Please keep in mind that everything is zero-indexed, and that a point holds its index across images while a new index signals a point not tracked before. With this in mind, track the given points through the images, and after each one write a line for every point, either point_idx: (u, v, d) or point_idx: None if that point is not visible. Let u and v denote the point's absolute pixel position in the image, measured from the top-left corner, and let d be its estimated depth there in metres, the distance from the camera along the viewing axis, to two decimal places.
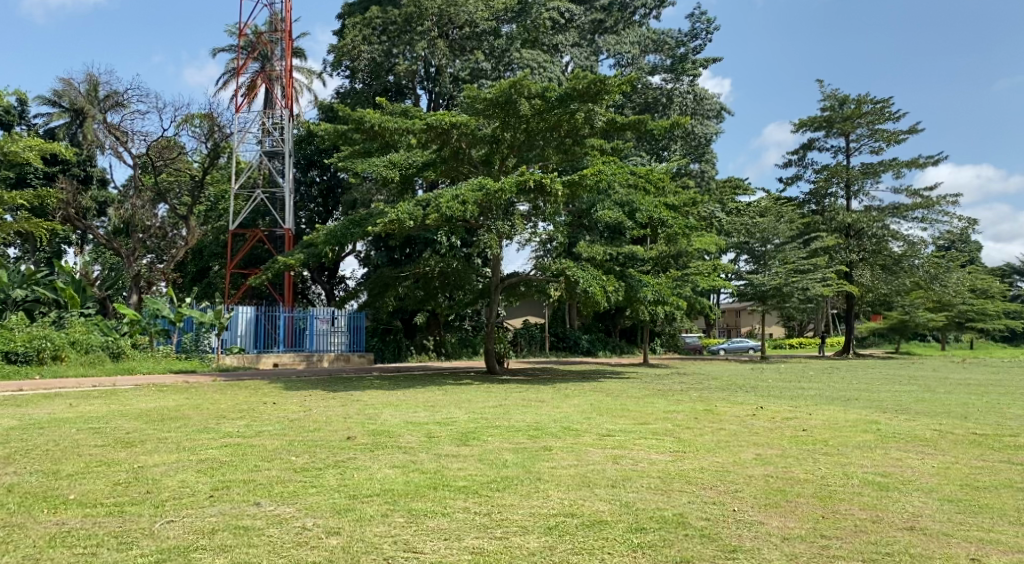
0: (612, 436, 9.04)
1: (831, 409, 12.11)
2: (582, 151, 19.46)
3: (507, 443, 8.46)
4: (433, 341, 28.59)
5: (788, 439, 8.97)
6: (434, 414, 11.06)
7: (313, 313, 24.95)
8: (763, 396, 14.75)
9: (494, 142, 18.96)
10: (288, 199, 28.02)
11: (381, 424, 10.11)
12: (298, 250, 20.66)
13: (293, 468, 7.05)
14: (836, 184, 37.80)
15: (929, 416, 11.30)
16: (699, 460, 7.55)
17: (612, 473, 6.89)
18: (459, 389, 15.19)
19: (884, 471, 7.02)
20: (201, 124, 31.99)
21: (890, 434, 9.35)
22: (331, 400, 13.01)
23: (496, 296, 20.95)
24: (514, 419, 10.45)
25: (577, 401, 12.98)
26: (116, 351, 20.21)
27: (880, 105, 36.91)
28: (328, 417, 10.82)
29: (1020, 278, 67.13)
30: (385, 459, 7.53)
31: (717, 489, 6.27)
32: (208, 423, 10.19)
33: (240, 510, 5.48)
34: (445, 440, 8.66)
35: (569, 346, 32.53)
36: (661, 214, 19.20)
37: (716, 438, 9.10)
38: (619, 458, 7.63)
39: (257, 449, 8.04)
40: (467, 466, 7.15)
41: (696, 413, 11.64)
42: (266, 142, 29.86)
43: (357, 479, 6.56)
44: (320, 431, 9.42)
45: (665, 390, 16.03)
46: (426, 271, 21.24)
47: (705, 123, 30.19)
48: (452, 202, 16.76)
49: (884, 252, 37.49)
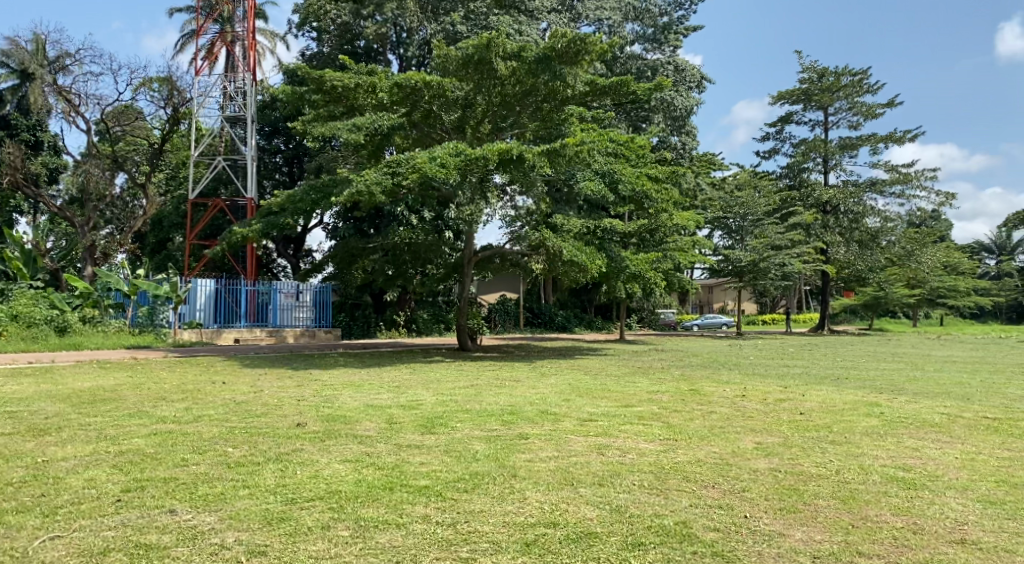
0: (594, 421, 8.12)
1: (824, 389, 11.37)
2: (560, 118, 18.40)
3: (478, 430, 7.52)
4: (403, 317, 27.49)
5: (788, 424, 8.15)
6: (398, 396, 10.08)
7: (277, 287, 23.78)
8: (749, 374, 14.05)
9: (467, 107, 17.83)
10: (251, 168, 26.75)
11: (337, 407, 9.13)
12: (258, 217, 19.37)
13: (226, 462, 6.05)
14: (813, 158, 37.13)
15: (930, 397, 10.58)
16: (694, 451, 6.68)
17: (598, 468, 5.99)
18: (428, 368, 14.26)
19: (904, 464, 6.21)
20: (160, 88, 30.43)
21: (897, 418, 8.59)
22: (287, 379, 12.01)
23: (469, 270, 19.88)
24: (486, 401, 9.53)
25: (554, 380, 12.07)
26: (63, 325, 18.95)
27: (858, 77, 36.26)
28: (280, 400, 9.81)
29: (988, 255, 67.61)
30: (335, 451, 6.55)
31: (722, 486, 5.43)
32: (143, 406, 9.14)
33: (149, 520, 4.50)
34: (408, 427, 7.71)
35: (544, 322, 31.75)
36: (642, 184, 18.22)
37: (709, 423, 8.24)
38: (604, 448, 6.74)
39: (190, 439, 7.00)
40: (430, 460, 6.19)
41: (682, 393, 10.84)
42: (228, 107, 28.46)
43: (300, 478, 5.59)
44: (267, 416, 8.40)
45: (646, 368, 15.26)
46: (395, 244, 20.08)
47: (685, 93, 29.19)
48: (430, 164, 15.46)
49: (860, 228, 37.02)
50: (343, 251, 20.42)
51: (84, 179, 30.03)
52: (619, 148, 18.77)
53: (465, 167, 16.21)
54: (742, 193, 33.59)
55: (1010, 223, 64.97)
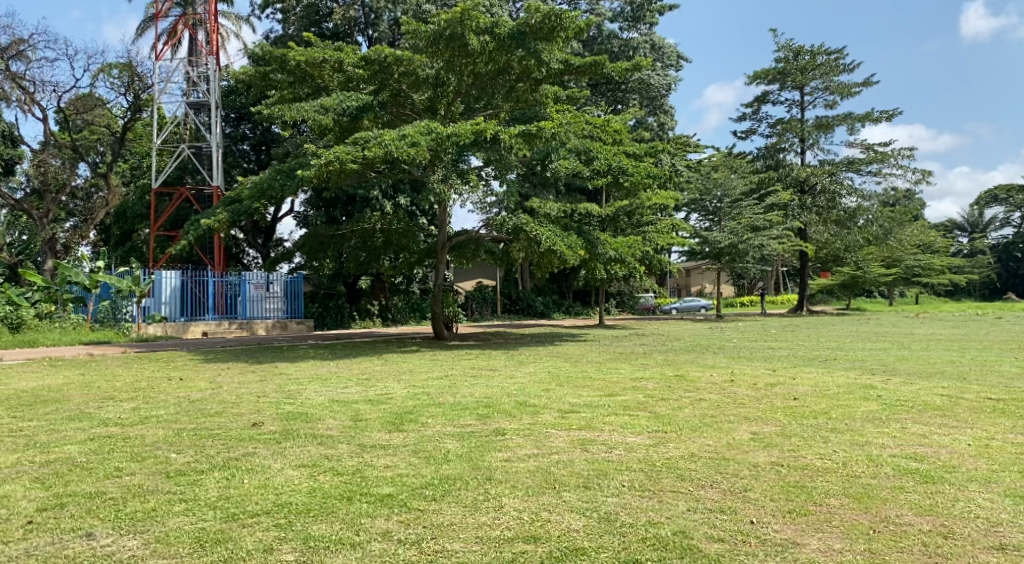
0: (576, 413, 7.53)
1: (815, 372, 10.88)
2: (535, 99, 17.68)
3: (450, 427, 6.90)
4: (377, 306, 26.76)
5: (783, 411, 7.61)
6: (367, 390, 9.44)
7: (245, 278, 22.90)
8: (734, 358, 13.58)
9: (437, 86, 17.16)
10: (216, 155, 25.81)
11: (301, 405, 8.46)
12: (220, 203, 18.48)
13: (165, 471, 5.40)
14: (789, 139, 36.80)
15: (925, 378, 10.12)
16: (685, 444, 6.14)
17: (584, 467, 5.41)
18: (401, 358, 13.63)
19: (914, 453, 5.69)
20: (120, 75, 29.30)
21: (896, 401, 8.10)
22: (250, 374, 11.31)
23: (443, 257, 19.18)
24: (461, 393, 8.90)
25: (533, 369, 11.48)
26: (17, 322, 18.01)
27: (835, 56, 35.89)
28: (239, 397, 9.13)
29: (961, 234, 68.26)
30: (291, 455, 5.90)
31: (721, 486, 4.87)
32: (87, 407, 8.43)
33: (55, 551, 3.86)
34: (373, 424, 7.08)
35: (522, 309, 31.27)
36: (620, 163, 17.56)
37: (698, 412, 7.67)
38: (589, 443, 6.16)
39: (130, 444, 6.33)
40: (394, 463, 5.55)
41: (667, 379, 10.31)
42: (191, 93, 27.40)
43: (248, 488, 4.97)
44: (221, 416, 7.73)
45: (628, 353, 14.76)
46: (365, 229, 19.29)
47: (661, 72, 28.65)
48: (400, 144, 14.62)
49: (837, 208, 36.54)
50: (311, 237, 19.50)
51: (42, 169, 28.86)
52: (596, 129, 18.09)
53: (437, 147, 15.44)
54: (720, 175, 33.22)
55: (982, 200, 65.39)
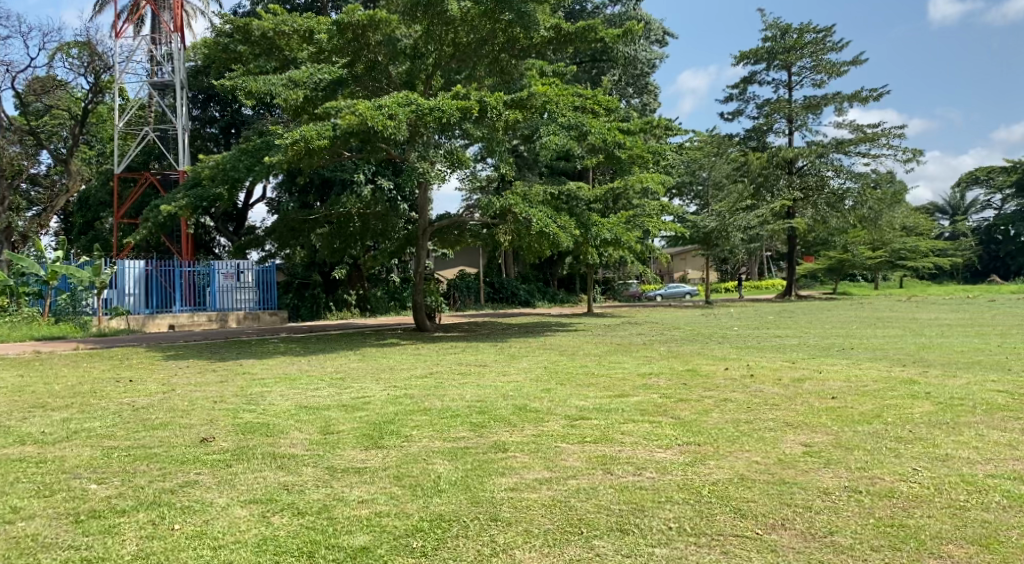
0: (587, 420, 6.41)
1: (840, 365, 9.82)
2: (519, 73, 16.31)
3: (438, 442, 5.73)
4: (355, 296, 25.46)
5: (828, 415, 6.52)
6: (341, 392, 8.24)
7: (215, 267, 21.42)
8: (739, 348, 12.55)
9: (416, 58, 15.71)
10: (183, 139, 24.32)
11: (263, 412, 7.25)
12: (182, 188, 17.01)
13: (73, 513, 4.19)
14: (778, 120, 35.81)
15: (968, 370, 9.09)
16: (729, 462, 5.04)
17: (612, 498, 4.29)
18: (379, 353, 12.41)
19: (1017, 471, 4.61)
20: (80, 55, 27.58)
21: (954, 400, 7.03)
22: (209, 375, 10.03)
23: (424, 242, 17.81)
24: (449, 396, 7.73)
25: (527, 364, 10.33)
26: None
27: (823, 34, 34.94)
28: (192, 403, 7.89)
29: (941, 216, 68.06)
30: (241, 485, 4.72)
31: (794, 525, 3.81)
32: (9, 418, 7.18)
33: None
34: (346, 440, 5.87)
35: (506, 297, 30.06)
36: (616, 140, 16.22)
37: (730, 418, 6.53)
38: (611, 463, 5.01)
39: (42, 471, 5.11)
40: (372, 496, 4.40)
41: (679, 375, 9.19)
42: (156, 74, 25.72)
43: (180, 539, 3.81)
44: (166, 429, 6.51)
45: (626, 344, 13.64)
46: (340, 214, 17.92)
47: (646, 48, 27.51)
48: (376, 116, 13.23)
49: (825, 190, 35.61)
50: (282, 223, 18.15)
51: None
52: (587, 104, 16.76)
53: (417, 122, 14.08)
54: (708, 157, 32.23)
55: (963, 183, 65.06)
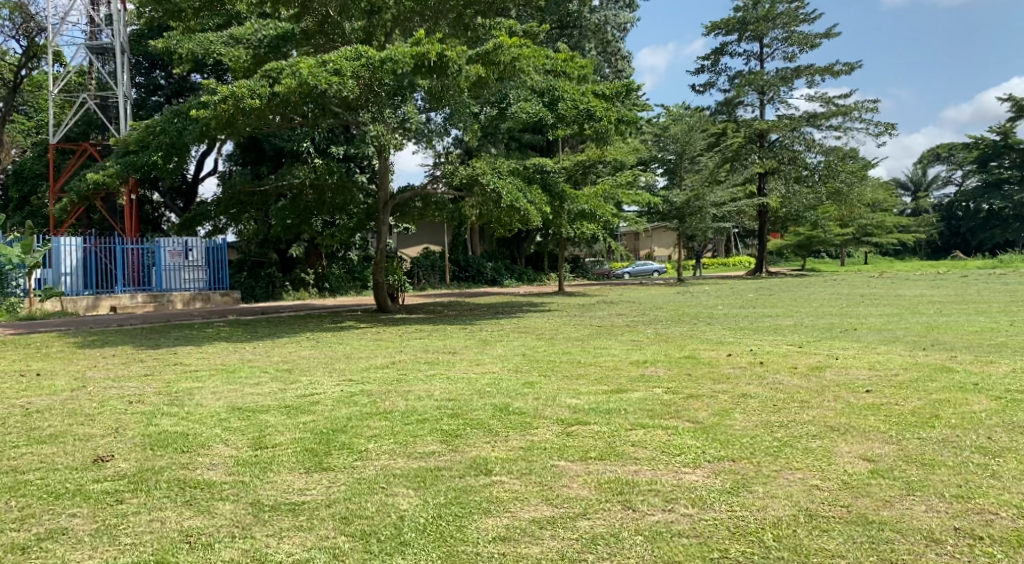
0: (586, 426, 5.18)
1: (852, 349, 8.75)
2: (486, 31, 14.79)
3: (402, 461, 4.45)
4: (313, 276, 23.92)
5: (874, 415, 5.39)
6: (285, 389, 6.89)
7: (161, 244, 19.70)
8: (734, 329, 11.46)
9: (373, 12, 14.09)
10: (125, 107, 22.26)
11: (185, 418, 5.87)
12: (113, 157, 15.29)
13: None
14: (749, 93, 34.78)
15: (996, 353, 8.12)
16: (782, 487, 3.89)
17: (645, 555, 3.14)
18: (335, 338, 11.08)
19: None
20: (12, 16, 25.34)
21: (1014, 393, 5.93)
22: (136, 368, 8.61)
23: (386, 217, 16.37)
24: (416, 392, 6.49)
25: (504, 351, 9.13)
26: None
27: (795, 4, 33.84)
28: (104, 404, 6.52)
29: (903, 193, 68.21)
30: (128, 537, 3.42)
31: None
32: None
33: None
34: (282, 459, 4.55)
35: (472, 276, 28.79)
36: (588, 103, 14.85)
37: (761, 420, 5.36)
38: (630, 492, 3.81)
39: None
40: (308, 557, 3.19)
41: (680, 363, 8.04)
42: (94, 36, 23.59)
43: None
44: (58, 444, 5.13)
45: (607, 326, 12.48)
46: (294, 185, 16.34)
47: (615, 14, 26.12)
48: (319, 73, 11.73)
49: (796, 163, 34.75)
50: (229, 195, 16.53)
51: None
52: (559, 66, 15.36)
53: (373, 78, 12.53)
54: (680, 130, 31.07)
55: (924, 159, 65.20)
